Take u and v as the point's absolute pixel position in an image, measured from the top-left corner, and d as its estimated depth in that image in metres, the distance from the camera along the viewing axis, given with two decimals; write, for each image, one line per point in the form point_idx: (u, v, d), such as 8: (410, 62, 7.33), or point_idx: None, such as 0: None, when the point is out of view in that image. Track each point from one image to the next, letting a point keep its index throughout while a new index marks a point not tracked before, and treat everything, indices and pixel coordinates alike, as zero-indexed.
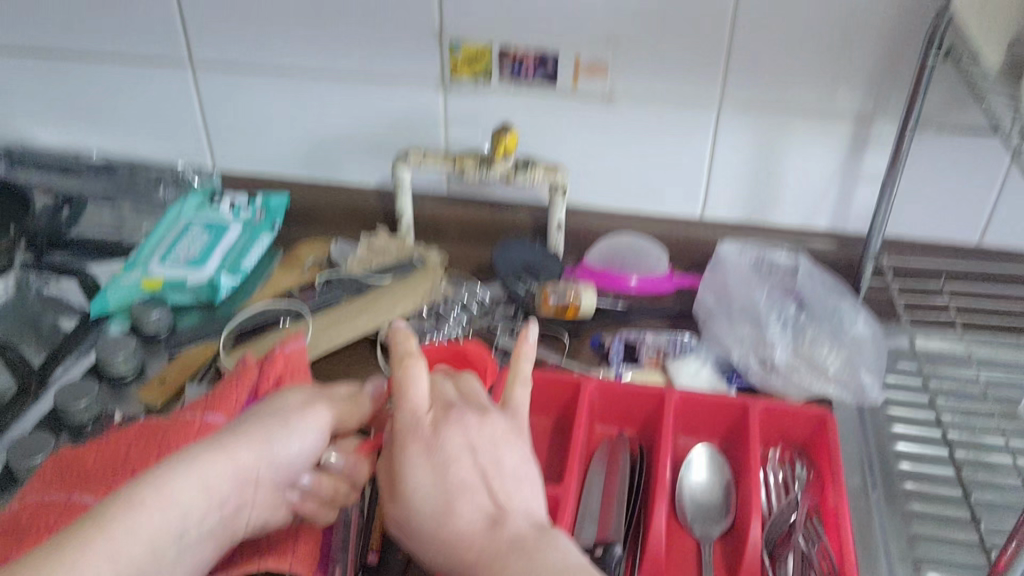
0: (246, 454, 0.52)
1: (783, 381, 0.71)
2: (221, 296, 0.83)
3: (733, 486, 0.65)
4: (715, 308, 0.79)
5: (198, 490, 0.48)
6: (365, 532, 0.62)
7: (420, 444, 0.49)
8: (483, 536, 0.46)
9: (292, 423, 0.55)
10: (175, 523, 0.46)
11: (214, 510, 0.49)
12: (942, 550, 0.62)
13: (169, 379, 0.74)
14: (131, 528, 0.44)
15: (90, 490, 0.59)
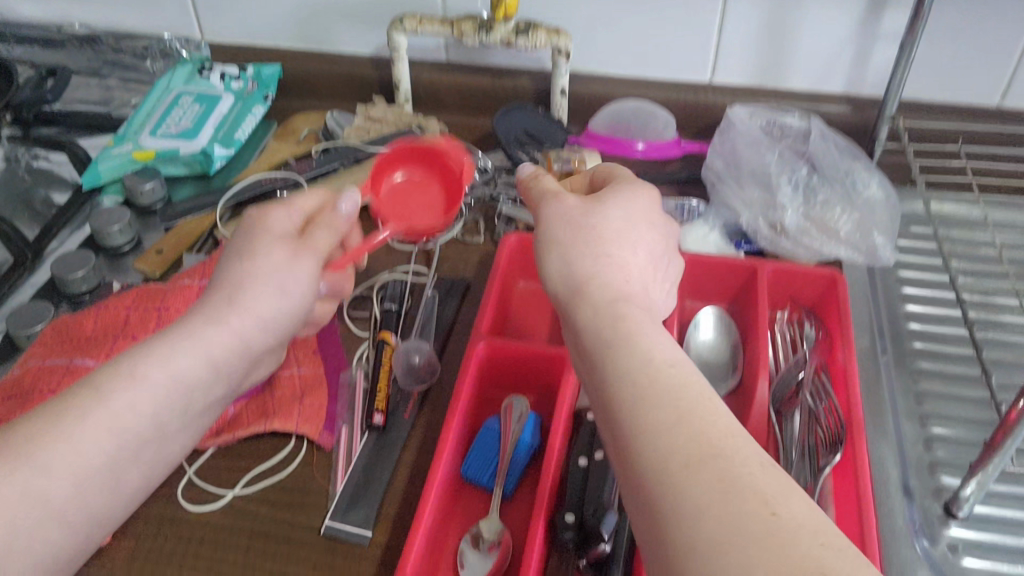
0: (239, 321, 0.49)
1: (792, 243, 0.70)
2: (216, 167, 0.81)
3: (740, 346, 0.65)
4: (724, 171, 0.76)
5: (182, 363, 0.47)
6: (371, 393, 0.62)
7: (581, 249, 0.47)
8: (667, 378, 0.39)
9: (287, 284, 0.51)
10: (161, 399, 0.46)
11: (210, 382, 0.48)
12: (950, 406, 0.63)
13: (167, 249, 0.73)
14: (122, 401, 0.44)
15: (92, 353, 0.58)
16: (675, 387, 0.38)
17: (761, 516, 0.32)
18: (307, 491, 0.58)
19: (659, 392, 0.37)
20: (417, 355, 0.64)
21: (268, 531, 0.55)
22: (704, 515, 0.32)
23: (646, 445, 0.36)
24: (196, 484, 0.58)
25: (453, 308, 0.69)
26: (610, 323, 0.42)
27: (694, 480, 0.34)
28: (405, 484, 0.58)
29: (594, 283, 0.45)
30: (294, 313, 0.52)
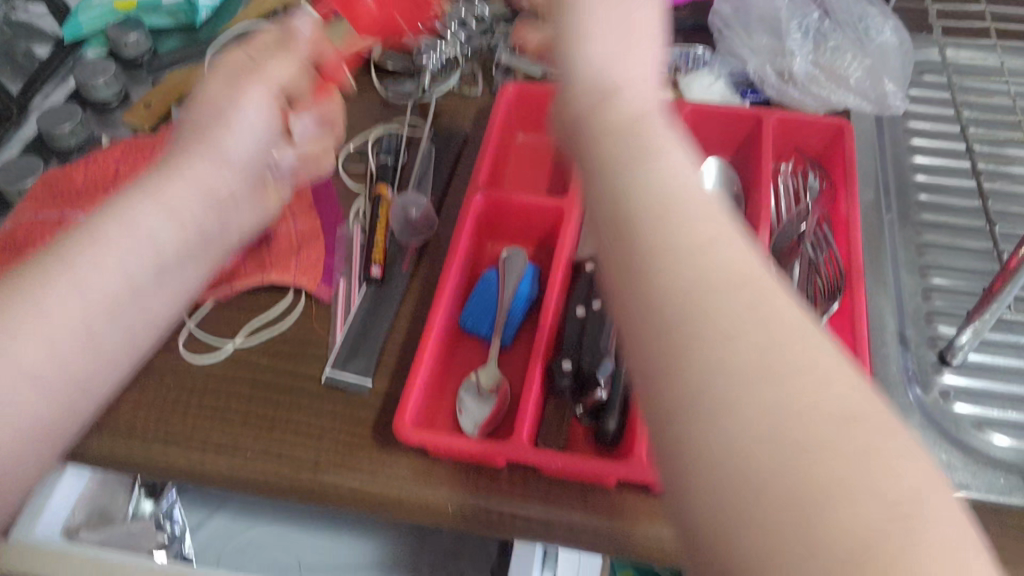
0: (208, 163, 0.47)
1: (800, 90, 0.68)
2: (202, 17, 0.78)
3: (742, 197, 0.64)
4: (732, 16, 0.72)
5: (162, 214, 0.43)
6: (368, 247, 0.62)
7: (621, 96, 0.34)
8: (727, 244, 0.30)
9: (244, 116, 0.50)
10: (143, 246, 0.42)
11: (196, 223, 0.45)
12: (952, 258, 0.63)
13: (155, 103, 0.71)
14: (87, 262, 0.40)
15: (85, 205, 0.57)
16: (750, 302, 0.28)
17: (840, 491, 0.23)
18: (307, 342, 0.58)
19: (726, 292, 0.28)
20: (414, 209, 0.63)
21: (269, 381, 0.56)
22: (766, 484, 0.24)
23: (696, 372, 0.26)
24: (198, 337, 0.59)
25: (449, 162, 0.68)
26: (666, 240, 0.29)
27: (742, 423, 0.25)
28: (403, 335, 0.58)
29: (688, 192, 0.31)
30: (264, 149, 0.51)
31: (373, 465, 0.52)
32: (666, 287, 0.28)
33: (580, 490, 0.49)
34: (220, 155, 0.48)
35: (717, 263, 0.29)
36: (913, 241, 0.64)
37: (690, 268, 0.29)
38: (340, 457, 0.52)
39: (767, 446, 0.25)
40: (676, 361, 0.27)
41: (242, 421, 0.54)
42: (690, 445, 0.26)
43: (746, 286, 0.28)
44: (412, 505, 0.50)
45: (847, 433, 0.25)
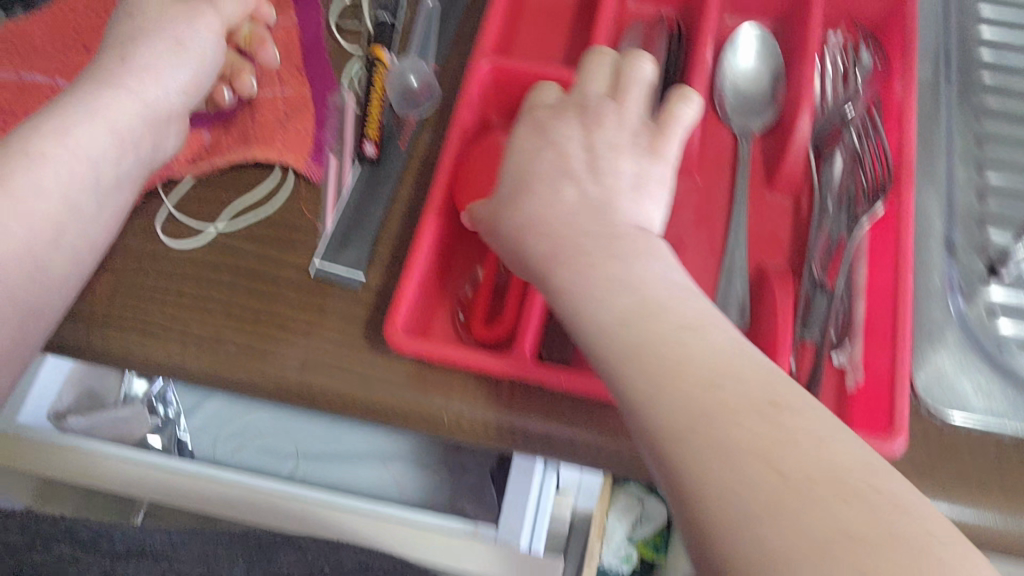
0: (144, 85, 0.50)
1: None
2: None
3: (784, 75, 0.56)
4: None
5: (113, 109, 0.48)
6: (360, 122, 0.56)
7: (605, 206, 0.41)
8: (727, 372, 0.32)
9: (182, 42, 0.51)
10: (85, 171, 0.47)
11: (112, 152, 0.48)
12: (1008, 152, 0.57)
13: None
14: (33, 182, 0.45)
15: (40, 65, 0.51)
16: (764, 382, 0.32)
17: (873, 527, 0.26)
18: (294, 228, 0.53)
19: (731, 402, 0.31)
20: (414, 77, 0.57)
21: (253, 268, 0.52)
22: (797, 555, 0.26)
23: (712, 473, 0.29)
24: (175, 217, 0.54)
25: (454, 26, 0.60)
26: (679, 347, 0.33)
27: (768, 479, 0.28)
28: (400, 223, 0.54)
29: (672, 305, 0.35)
30: (191, 82, 0.52)
31: (364, 366, 0.49)
32: (671, 410, 0.31)
33: (585, 403, 0.46)
34: (140, 59, 0.50)
35: (712, 352, 0.33)
36: (970, 119, 0.57)
37: (684, 379, 0.32)
38: (285, 344, 0.49)
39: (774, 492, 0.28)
40: (690, 464, 0.30)
41: (206, 306, 0.51)
42: (739, 557, 0.27)
43: (755, 380, 0.32)
44: (370, 403, 0.48)
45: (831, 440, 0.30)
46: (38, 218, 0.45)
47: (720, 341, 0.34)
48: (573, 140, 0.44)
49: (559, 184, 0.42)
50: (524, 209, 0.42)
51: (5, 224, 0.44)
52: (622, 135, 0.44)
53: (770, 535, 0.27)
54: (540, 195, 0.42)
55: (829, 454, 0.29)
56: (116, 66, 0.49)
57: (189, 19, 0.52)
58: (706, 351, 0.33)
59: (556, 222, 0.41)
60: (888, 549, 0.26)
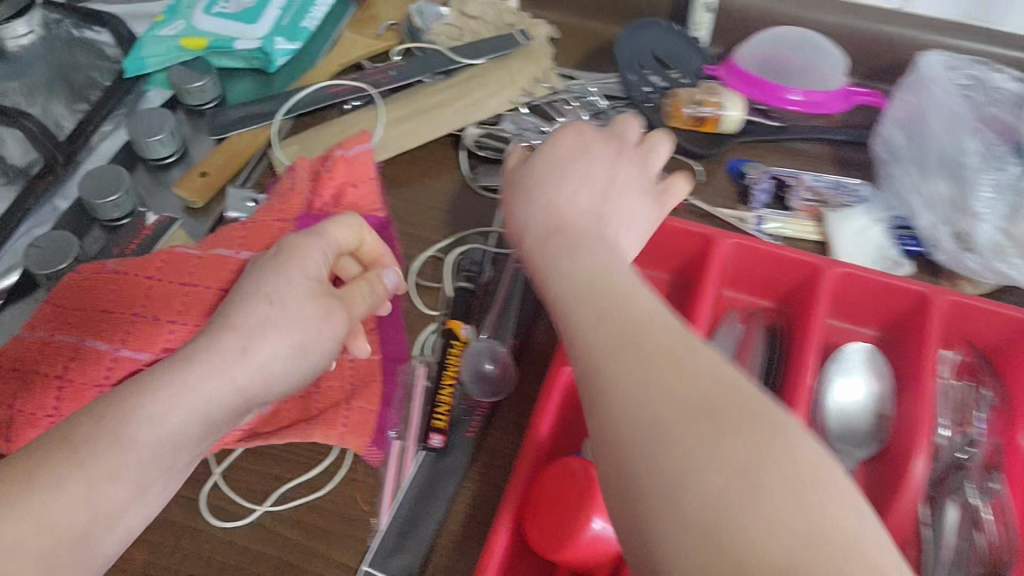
0: (241, 368, 0.39)
1: (983, 263, 0.54)
2: (277, 64, 0.68)
3: (893, 398, 0.52)
4: (904, 148, 0.60)
5: (214, 379, 0.38)
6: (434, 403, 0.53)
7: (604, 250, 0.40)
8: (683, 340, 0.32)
9: (275, 324, 0.41)
10: (154, 462, 0.35)
11: (196, 441, 0.37)
12: None
13: (211, 171, 0.62)
14: (92, 467, 0.33)
15: (106, 333, 0.48)
16: (730, 397, 0.29)
17: (822, 540, 0.25)
18: (347, 519, 0.50)
19: (704, 412, 0.29)
20: (489, 360, 0.55)
21: (299, 565, 0.48)
22: (772, 533, 0.25)
23: (666, 503, 0.27)
24: (224, 491, 0.51)
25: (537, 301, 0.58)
26: (651, 355, 0.32)
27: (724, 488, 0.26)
28: (462, 525, 0.50)
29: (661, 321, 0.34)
30: (302, 367, 0.43)
31: None
32: (662, 428, 0.28)
33: None
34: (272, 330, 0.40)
35: (709, 381, 0.30)
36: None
37: (659, 401, 0.29)
38: None
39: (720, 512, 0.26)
40: (659, 501, 0.27)
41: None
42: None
43: (731, 393, 0.29)
44: None
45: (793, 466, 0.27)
46: (112, 498, 0.34)
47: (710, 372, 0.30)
48: (599, 164, 0.47)
49: (571, 184, 0.46)
50: (543, 188, 0.46)
51: (71, 510, 0.32)
52: (633, 178, 0.48)
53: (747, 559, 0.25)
54: (567, 180, 0.46)
55: (798, 482, 0.26)
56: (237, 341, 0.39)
57: (318, 313, 0.43)
58: (696, 367, 0.31)
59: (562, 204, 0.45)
60: (844, 567, 0.24)
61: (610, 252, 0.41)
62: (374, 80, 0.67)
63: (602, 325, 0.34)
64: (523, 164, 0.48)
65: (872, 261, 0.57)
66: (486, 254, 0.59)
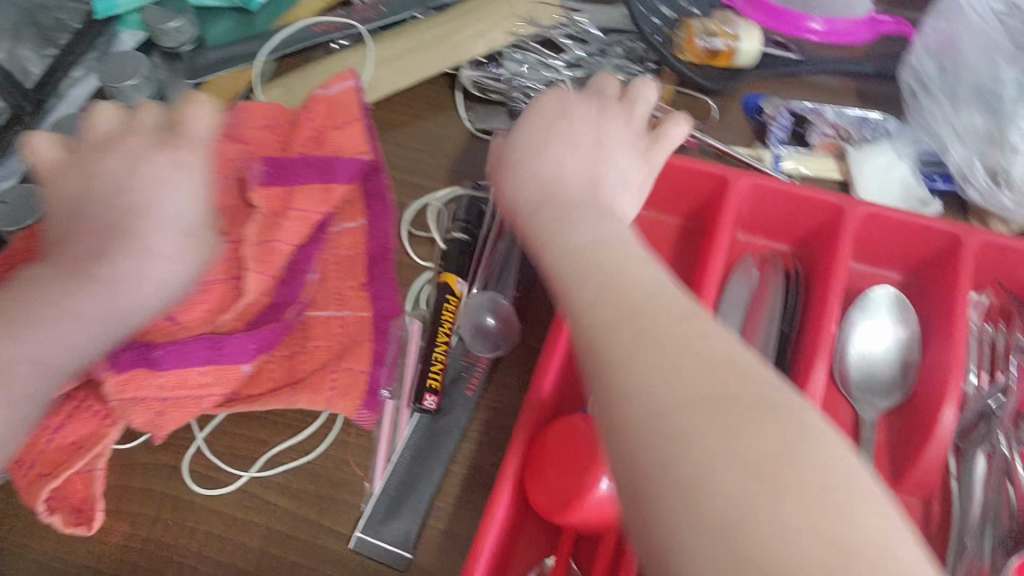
0: None
1: (1016, 197, 0.50)
2: (258, 2, 0.64)
3: (919, 347, 0.49)
4: (935, 78, 0.55)
5: None
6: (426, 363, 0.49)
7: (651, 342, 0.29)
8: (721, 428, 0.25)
9: None
10: None
11: None
12: None
13: None
14: None
15: None
16: (743, 378, 0.27)
17: (837, 534, 0.22)
18: (338, 483, 0.47)
19: (717, 400, 0.26)
20: (490, 314, 0.51)
21: (286, 533, 0.45)
22: (764, 519, 0.23)
23: (683, 477, 0.24)
24: (207, 455, 0.48)
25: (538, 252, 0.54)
26: (683, 392, 0.26)
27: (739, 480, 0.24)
28: (458, 488, 0.46)
29: (687, 390, 0.26)
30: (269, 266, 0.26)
31: None
32: (666, 428, 0.26)
33: None
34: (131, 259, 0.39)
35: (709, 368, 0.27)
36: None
37: (670, 388, 0.27)
38: None
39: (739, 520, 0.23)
40: (653, 459, 0.25)
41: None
42: None
43: (741, 385, 0.27)
44: None
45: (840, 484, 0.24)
46: None
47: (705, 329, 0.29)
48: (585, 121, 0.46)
49: (556, 144, 0.45)
50: (527, 159, 0.44)
51: None
52: (622, 135, 0.47)
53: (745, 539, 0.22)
54: (562, 143, 0.45)
55: (795, 450, 0.24)
56: (102, 280, 0.38)
57: None
58: (697, 367, 0.27)
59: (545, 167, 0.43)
60: (869, 568, 0.21)
61: (604, 214, 0.39)
62: (362, 16, 0.62)
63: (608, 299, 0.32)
64: (506, 140, 0.47)
65: (896, 201, 0.53)
66: (482, 200, 0.55)
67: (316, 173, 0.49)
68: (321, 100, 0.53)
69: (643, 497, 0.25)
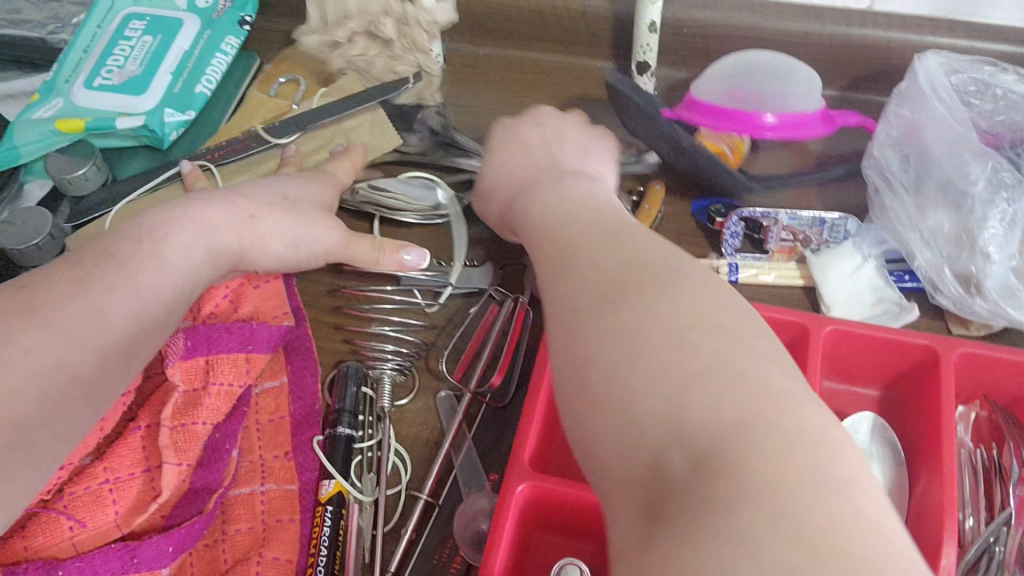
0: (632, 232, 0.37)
1: (991, 307, 0.47)
2: (168, 139, 0.61)
3: (912, 481, 0.44)
4: (898, 170, 0.52)
5: (130, 283, 0.40)
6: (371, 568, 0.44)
7: (608, 241, 0.32)
8: (637, 273, 0.29)
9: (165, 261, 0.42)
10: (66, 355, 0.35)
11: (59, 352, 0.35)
12: None
13: None
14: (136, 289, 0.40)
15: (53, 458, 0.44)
16: (651, 262, 0.30)
17: (753, 442, 0.22)
18: None
19: (620, 284, 0.29)
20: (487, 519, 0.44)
21: None
22: (650, 391, 0.24)
23: (610, 347, 0.26)
24: None
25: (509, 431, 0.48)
26: (631, 276, 0.29)
27: (673, 388, 0.24)
28: None
29: (672, 278, 0.29)
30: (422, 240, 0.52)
31: None
32: (599, 333, 0.27)
33: None
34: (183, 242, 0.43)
35: (643, 258, 0.30)
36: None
37: (599, 263, 0.31)
38: None
39: (677, 404, 0.24)
40: (564, 276, 0.32)
41: None
42: (597, 455, 0.25)
43: (657, 275, 0.29)
44: None
45: (743, 345, 0.26)
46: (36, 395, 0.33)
47: (694, 268, 0.30)
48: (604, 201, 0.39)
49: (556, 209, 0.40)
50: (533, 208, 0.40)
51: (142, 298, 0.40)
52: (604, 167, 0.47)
53: (723, 480, 0.21)
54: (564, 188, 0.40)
55: (733, 345, 0.25)
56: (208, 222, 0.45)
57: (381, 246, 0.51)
58: (654, 296, 0.28)
59: (585, 203, 0.37)
60: (719, 384, 0.24)
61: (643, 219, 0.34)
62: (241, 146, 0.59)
63: (577, 292, 0.30)
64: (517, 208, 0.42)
65: (869, 306, 0.50)
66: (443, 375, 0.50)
67: (236, 343, 0.48)
68: (250, 291, 0.51)
69: (617, 383, 0.25)
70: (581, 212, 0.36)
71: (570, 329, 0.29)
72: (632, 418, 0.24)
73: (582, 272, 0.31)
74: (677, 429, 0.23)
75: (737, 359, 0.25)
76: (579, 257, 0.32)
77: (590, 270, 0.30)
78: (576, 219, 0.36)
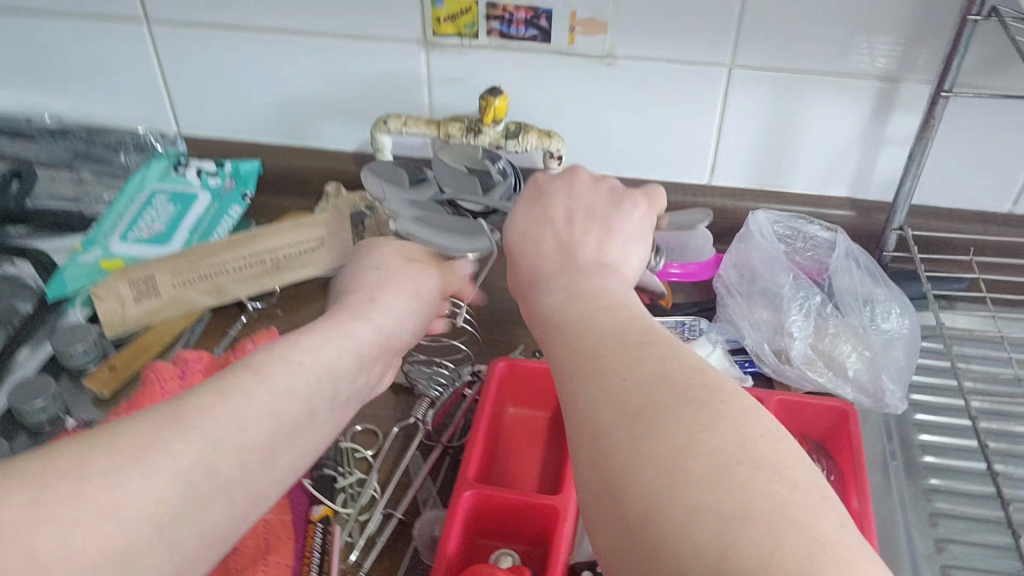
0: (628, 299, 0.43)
1: (797, 371, 0.66)
2: None
3: None
4: (736, 283, 0.72)
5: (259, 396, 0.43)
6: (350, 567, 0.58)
7: (625, 355, 0.38)
8: (660, 393, 0.35)
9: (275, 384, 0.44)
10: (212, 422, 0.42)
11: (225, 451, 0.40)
12: (972, 552, 0.59)
13: (120, 366, 0.70)
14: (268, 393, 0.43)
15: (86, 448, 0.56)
16: (670, 381, 0.36)
17: (810, 558, 0.28)
18: None
19: (643, 413, 0.34)
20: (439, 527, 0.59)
21: None
22: (693, 514, 0.30)
23: (641, 467, 0.32)
24: None
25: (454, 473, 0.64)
26: (653, 394, 0.35)
27: (719, 512, 0.30)
28: None
29: (697, 399, 0.34)
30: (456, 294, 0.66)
31: None
32: (634, 464, 0.33)
33: None
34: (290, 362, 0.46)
35: (655, 375, 0.36)
36: (918, 490, 0.63)
37: (621, 384, 0.36)
38: None
39: (729, 539, 0.29)
40: (586, 398, 0.37)
41: None
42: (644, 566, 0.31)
43: (679, 399, 0.34)
44: None
45: (764, 467, 0.31)
46: None
47: (706, 376, 0.36)
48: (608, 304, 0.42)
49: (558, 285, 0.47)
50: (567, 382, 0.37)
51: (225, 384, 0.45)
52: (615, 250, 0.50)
53: None
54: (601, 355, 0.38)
55: (753, 455, 0.32)
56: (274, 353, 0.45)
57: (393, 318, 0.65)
58: (683, 424, 0.33)
59: (590, 297, 0.43)
60: (756, 510, 0.30)
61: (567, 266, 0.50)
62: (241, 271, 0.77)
63: (613, 420, 0.35)
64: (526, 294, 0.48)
65: None
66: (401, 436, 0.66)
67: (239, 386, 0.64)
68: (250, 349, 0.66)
69: (657, 518, 0.31)
70: (591, 327, 0.41)
71: (603, 459, 0.34)
72: (676, 549, 0.30)
73: (604, 393, 0.36)
74: (722, 547, 0.29)
75: (760, 474, 0.31)
76: (603, 373, 0.37)
77: (617, 394, 0.36)
78: (592, 327, 0.41)
